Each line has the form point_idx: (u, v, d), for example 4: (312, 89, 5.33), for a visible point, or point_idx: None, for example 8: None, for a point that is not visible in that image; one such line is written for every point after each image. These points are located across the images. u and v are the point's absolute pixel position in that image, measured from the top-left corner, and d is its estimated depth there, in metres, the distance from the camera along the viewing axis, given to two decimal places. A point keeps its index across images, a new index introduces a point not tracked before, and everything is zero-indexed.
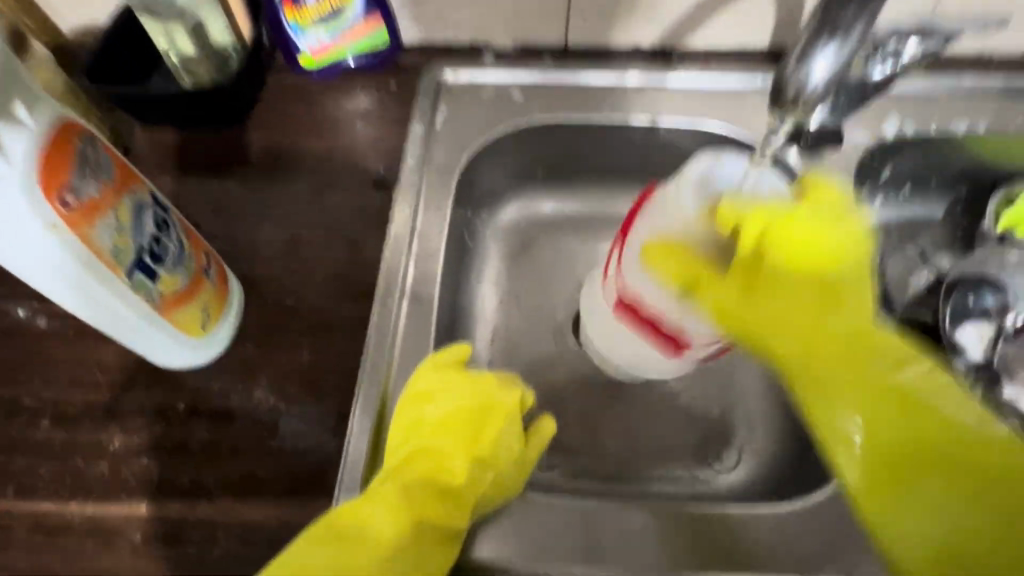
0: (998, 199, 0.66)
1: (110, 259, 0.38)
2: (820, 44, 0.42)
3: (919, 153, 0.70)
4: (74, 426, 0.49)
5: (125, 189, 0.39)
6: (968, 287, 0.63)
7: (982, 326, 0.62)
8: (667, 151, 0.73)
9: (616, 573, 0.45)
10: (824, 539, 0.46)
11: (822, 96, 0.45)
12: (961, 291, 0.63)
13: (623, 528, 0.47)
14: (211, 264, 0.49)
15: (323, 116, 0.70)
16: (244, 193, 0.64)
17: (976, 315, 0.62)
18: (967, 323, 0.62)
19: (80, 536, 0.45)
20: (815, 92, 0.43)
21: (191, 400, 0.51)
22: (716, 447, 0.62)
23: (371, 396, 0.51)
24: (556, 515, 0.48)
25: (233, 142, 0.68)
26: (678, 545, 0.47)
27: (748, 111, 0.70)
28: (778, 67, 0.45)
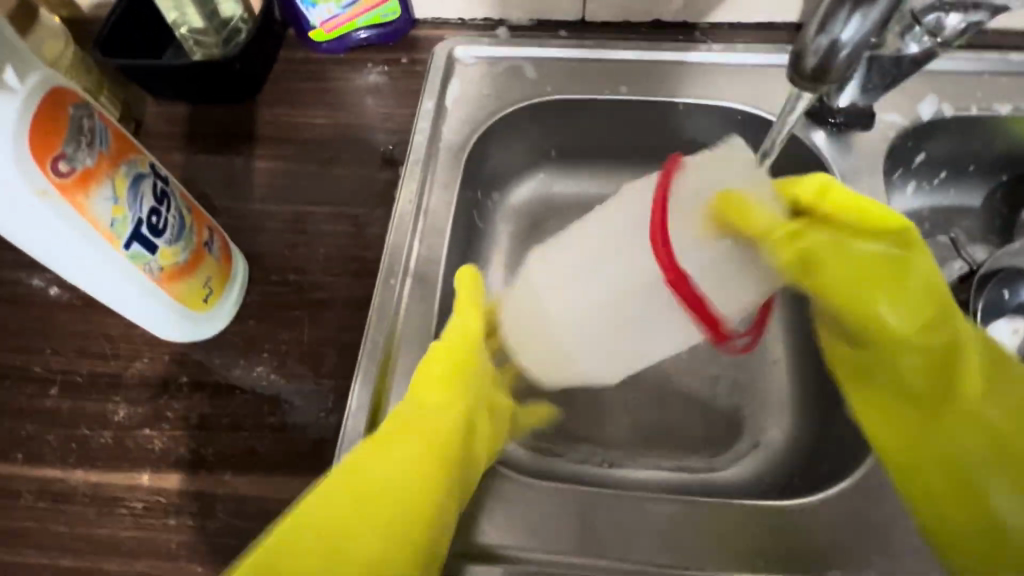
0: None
1: (107, 229, 0.38)
2: (843, 13, 0.38)
3: (957, 136, 0.66)
4: (81, 396, 0.50)
5: (122, 159, 0.39)
6: (1005, 280, 0.59)
7: (1016, 321, 0.59)
8: (686, 131, 0.70)
9: (614, 562, 0.44)
10: (834, 538, 0.44)
11: (846, 70, 0.40)
12: (997, 283, 0.59)
13: (624, 517, 0.46)
14: (214, 239, 0.49)
15: (333, 90, 0.69)
16: (252, 168, 0.64)
17: (1012, 310, 0.59)
18: (1000, 318, 0.59)
19: (84, 503, 0.46)
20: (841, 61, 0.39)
21: (194, 373, 0.51)
22: (726, 438, 0.60)
23: (370, 375, 0.50)
24: (555, 500, 0.47)
25: (242, 116, 0.67)
26: (680, 537, 0.45)
27: (772, 89, 0.66)
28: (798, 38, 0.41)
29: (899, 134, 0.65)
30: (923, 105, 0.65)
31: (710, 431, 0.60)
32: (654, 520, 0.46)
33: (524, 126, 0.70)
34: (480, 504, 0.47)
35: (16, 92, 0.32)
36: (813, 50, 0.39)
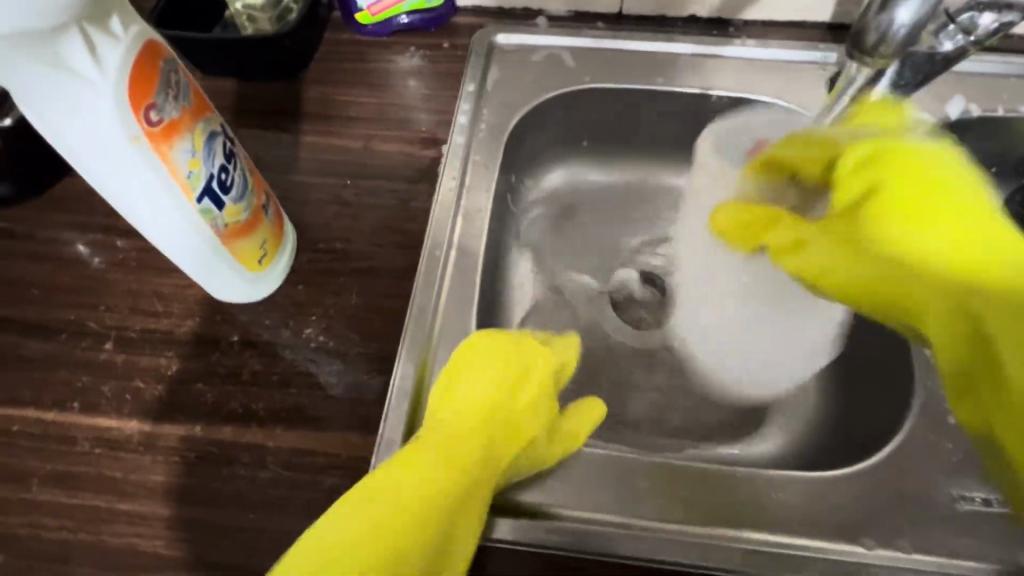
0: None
1: (184, 181, 0.40)
2: None
3: (982, 137, 0.68)
4: (135, 350, 0.52)
5: (201, 115, 0.40)
6: None
7: None
8: (717, 123, 0.72)
9: (652, 524, 0.46)
10: (864, 508, 0.46)
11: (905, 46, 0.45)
12: None
13: (660, 482, 0.47)
14: (269, 204, 0.51)
15: (376, 72, 0.71)
16: (298, 142, 0.66)
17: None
18: None
19: (138, 451, 0.47)
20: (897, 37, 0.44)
21: (244, 333, 0.53)
22: (753, 419, 0.61)
23: (417, 339, 0.52)
24: (596, 467, 0.48)
25: (287, 93, 0.69)
26: (715, 502, 0.47)
27: (804, 84, 0.68)
28: (862, 14, 0.46)
29: (929, 132, 0.66)
30: (951, 105, 0.67)
31: (737, 412, 0.62)
32: (689, 486, 0.47)
33: (561, 114, 0.72)
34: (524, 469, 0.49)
35: (120, 40, 0.34)
36: (873, 27, 0.45)
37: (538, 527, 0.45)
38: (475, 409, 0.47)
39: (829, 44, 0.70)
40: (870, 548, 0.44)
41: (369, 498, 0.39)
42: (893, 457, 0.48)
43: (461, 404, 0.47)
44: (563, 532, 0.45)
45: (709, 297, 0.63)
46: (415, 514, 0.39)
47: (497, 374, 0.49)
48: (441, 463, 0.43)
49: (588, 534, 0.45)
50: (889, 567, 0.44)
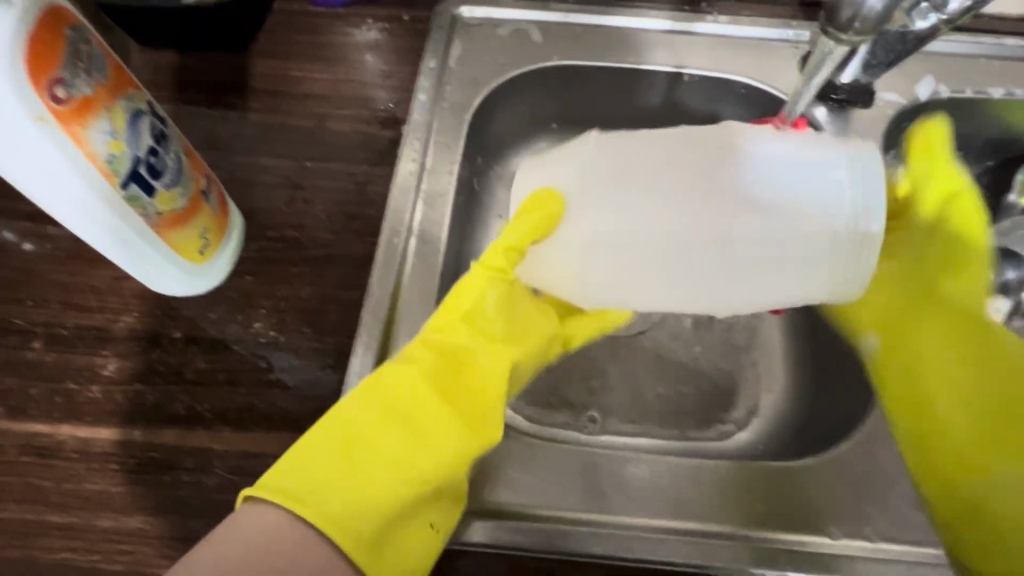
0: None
1: (104, 165, 0.36)
2: None
3: (949, 119, 0.68)
4: (67, 348, 0.48)
5: (120, 92, 0.37)
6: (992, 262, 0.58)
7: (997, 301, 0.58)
8: (689, 103, 0.70)
9: (620, 519, 0.44)
10: (830, 496, 0.45)
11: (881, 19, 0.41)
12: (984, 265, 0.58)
13: (627, 475, 0.46)
14: (211, 189, 0.47)
15: (330, 46, 0.66)
16: (248, 121, 0.61)
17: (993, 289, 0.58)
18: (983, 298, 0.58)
19: (71, 458, 0.44)
20: (872, 12, 0.40)
21: (187, 329, 0.49)
22: (723, 405, 0.60)
23: (374, 335, 0.49)
24: (563, 460, 0.46)
25: (234, 68, 0.64)
26: (685, 493, 0.45)
27: (778, 63, 0.66)
28: None
29: (896, 116, 0.65)
30: (921, 86, 0.66)
31: (708, 400, 0.60)
32: (655, 478, 0.46)
33: (528, 93, 0.69)
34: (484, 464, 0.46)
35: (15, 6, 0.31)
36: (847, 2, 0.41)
37: (504, 528, 0.43)
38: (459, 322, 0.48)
39: (802, 22, 0.68)
40: (837, 537, 0.44)
41: (347, 445, 0.41)
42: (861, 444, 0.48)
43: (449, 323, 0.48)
44: (530, 532, 0.43)
45: (623, 189, 0.42)
46: (416, 459, 0.42)
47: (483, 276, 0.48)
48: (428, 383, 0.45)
49: (556, 531, 0.43)
50: (858, 557, 0.43)
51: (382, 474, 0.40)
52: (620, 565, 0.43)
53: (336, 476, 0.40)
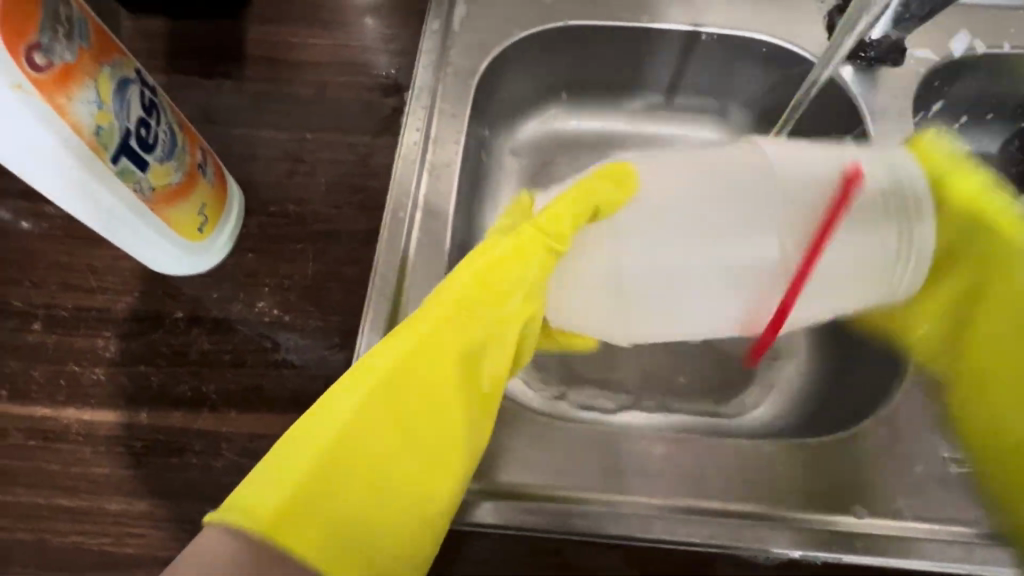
0: None
1: (91, 137, 0.34)
2: None
3: (983, 77, 0.64)
4: (68, 330, 0.47)
5: (103, 58, 0.35)
6: None
7: None
8: (707, 63, 0.66)
9: (636, 498, 0.43)
10: (854, 474, 0.44)
11: None
12: None
13: (643, 455, 0.45)
14: (207, 162, 0.45)
15: (329, 10, 0.63)
16: (245, 90, 0.59)
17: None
18: None
19: (77, 441, 0.43)
20: None
21: (190, 308, 0.48)
22: (745, 382, 0.58)
23: (381, 313, 0.48)
24: (577, 437, 0.45)
25: (227, 34, 0.61)
26: (705, 471, 0.44)
27: (801, 20, 0.63)
28: None
29: (929, 70, 0.63)
30: (955, 41, 0.63)
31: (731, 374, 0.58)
32: (671, 456, 0.45)
33: (537, 57, 0.66)
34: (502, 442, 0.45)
35: None
36: None
37: (522, 511, 0.42)
38: (499, 300, 0.41)
39: None
40: (863, 517, 0.42)
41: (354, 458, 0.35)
42: (885, 420, 0.46)
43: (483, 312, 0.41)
44: (542, 513, 0.42)
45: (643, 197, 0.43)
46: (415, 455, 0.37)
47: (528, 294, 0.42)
48: (449, 405, 0.39)
49: (571, 510, 0.42)
50: (882, 535, 0.42)
51: (381, 496, 0.35)
52: (636, 544, 0.42)
53: (336, 496, 0.33)
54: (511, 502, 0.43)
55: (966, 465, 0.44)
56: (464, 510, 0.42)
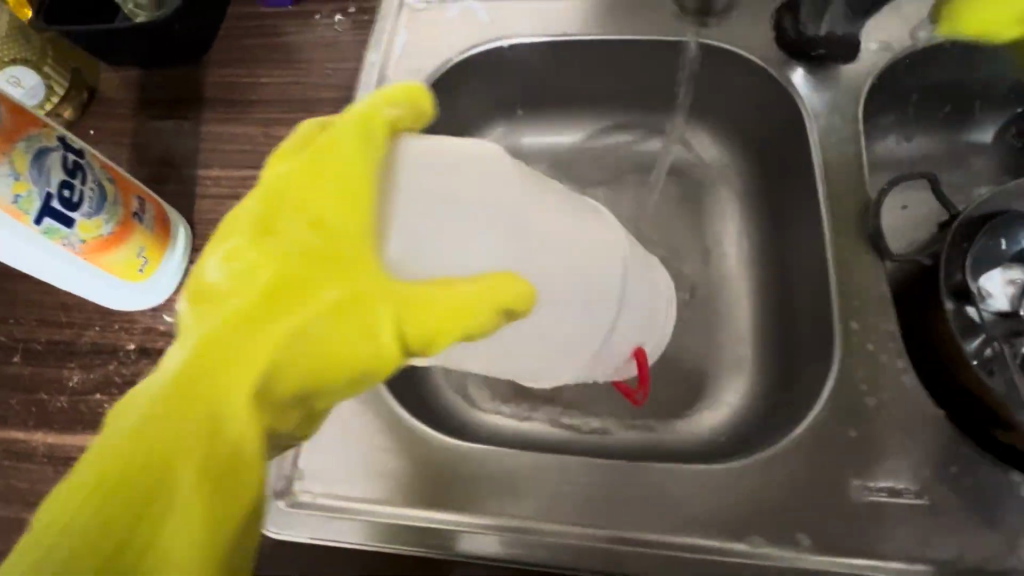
0: None
1: (10, 205, 0.40)
2: None
3: (953, 67, 0.60)
4: (40, 362, 0.53)
5: (18, 135, 0.40)
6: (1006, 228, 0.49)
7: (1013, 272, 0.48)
8: (654, 70, 0.65)
9: (533, 521, 0.44)
10: (754, 502, 0.42)
11: None
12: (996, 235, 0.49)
13: (546, 481, 0.45)
14: (146, 209, 0.50)
15: (284, 49, 0.67)
16: (203, 131, 0.63)
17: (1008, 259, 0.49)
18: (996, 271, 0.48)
19: (43, 461, 0.49)
20: None
21: (141, 340, 0.53)
22: (688, 400, 0.60)
23: None
24: (488, 464, 0.46)
25: (192, 79, 0.66)
26: (604, 498, 0.44)
27: (746, 21, 0.61)
28: None
29: (889, 63, 0.58)
30: (918, 31, 0.59)
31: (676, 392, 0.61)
32: (573, 481, 0.45)
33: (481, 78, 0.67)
34: (427, 471, 0.46)
35: None
36: None
37: (445, 537, 0.44)
38: (297, 261, 0.29)
39: None
40: (759, 546, 0.41)
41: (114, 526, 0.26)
42: (798, 446, 0.44)
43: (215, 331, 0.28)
44: (523, 544, 0.43)
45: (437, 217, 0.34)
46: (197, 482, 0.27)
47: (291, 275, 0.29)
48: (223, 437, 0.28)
49: (479, 536, 0.43)
50: (779, 566, 0.41)
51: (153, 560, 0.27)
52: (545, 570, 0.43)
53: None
54: (436, 529, 0.44)
55: (879, 494, 0.42)
56: (464, 545, 0.43)
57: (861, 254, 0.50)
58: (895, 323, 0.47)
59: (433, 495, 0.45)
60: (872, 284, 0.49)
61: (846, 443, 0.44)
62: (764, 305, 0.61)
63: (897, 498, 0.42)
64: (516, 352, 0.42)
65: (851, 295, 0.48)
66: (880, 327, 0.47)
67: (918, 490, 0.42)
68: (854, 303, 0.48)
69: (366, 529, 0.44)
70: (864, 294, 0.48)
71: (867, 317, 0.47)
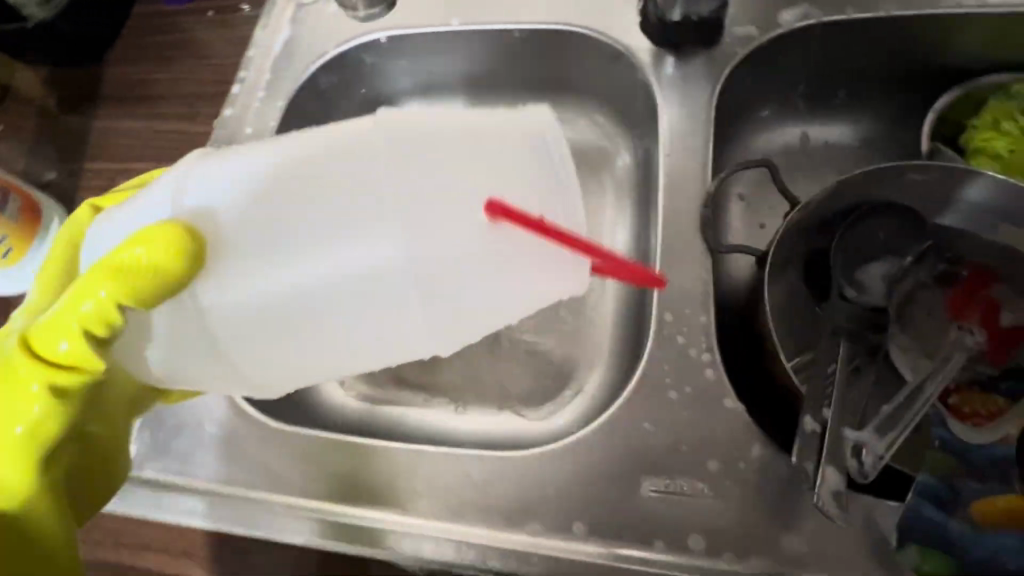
0: (934, 109, 0.57)
1: None
2: None
3: (826, 50, 0.58)
4: None
5: None
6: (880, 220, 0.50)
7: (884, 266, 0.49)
8: (531, 60, 0.65)
9: (337, 503, 0.44)
10: (539, 491, 0.42)
11: None
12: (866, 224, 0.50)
13: (353, 464, 0.45)
14: (10, 201, 0.54)
15: (178, 44, 0.70)
16: (102, 128, 0.67)
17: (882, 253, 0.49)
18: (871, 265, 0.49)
19: None
20: None
21: None
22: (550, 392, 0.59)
23: None
24: (303, 445, 0.46)
25: (93, 76, 0.70)
26: (403, 482, 0.44)
27: (613, 9, 0.60)
28: None
29: (752, 49, 0.57)
30: (790, 12, 0.57)
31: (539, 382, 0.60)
32: (384, 466, 0.45)
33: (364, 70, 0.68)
34: (241, 450, 0.47)
35: None
36: None
37: (260, 516, 0.45)
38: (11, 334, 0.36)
39: None
40: (536, 534, 0.41)
41: None
42: (593, 437, 0.44)
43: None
44: (463, 547, 0.42)
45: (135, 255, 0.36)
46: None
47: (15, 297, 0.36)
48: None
49: (287, 515, 0.44)
50: (553, 557, 0.40)
51: None
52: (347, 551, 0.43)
53: None
54: (248, 507, 0.45)
55: (663, 489, 0.41)
56: (392, 545, 0.43)
57: (692, 244, 0.50)
58: (708, 314, 0.46)
59: (248, 475, 0.46)
60: (694, 276, 0.48)
61: (640, 435, 0.43)
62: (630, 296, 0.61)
63: (680, 494, 0.41)
64: (362, 321, 0.37)
65: (671, 286, 0.48)
66: (694, 319, 0.46)
67: (704, 487, 0.41)
68: (672, 294, 0.47)
69: (287, 527, 0.44)
70: (684, 285, 0.47)
71: (682, 309, 0.47)
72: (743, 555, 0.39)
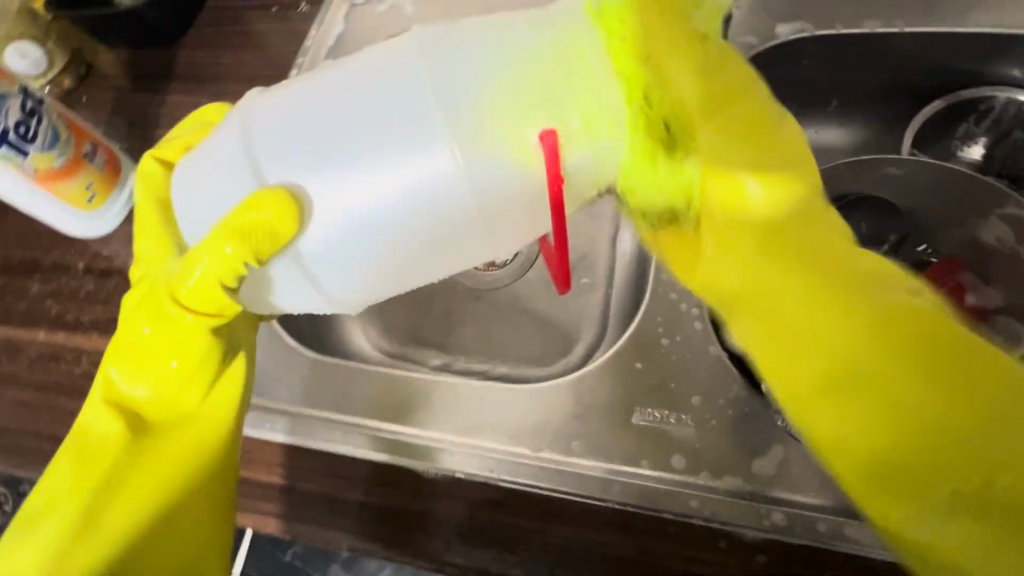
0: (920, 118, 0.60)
1: None
2: None
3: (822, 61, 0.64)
4: (11, 274, 0.65)
5: None
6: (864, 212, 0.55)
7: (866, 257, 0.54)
8: None
9: (364, 420, 0.51)
10: (541, 416, 0.49)
11: None
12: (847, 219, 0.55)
13: (376, 389, 0.52)
14: (98, 153, 0.61)
15: (243, 35, 0.79)
16: (173, 102, 0.76)
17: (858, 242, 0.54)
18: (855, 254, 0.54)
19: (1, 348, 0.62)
20: None
21: (88, 261, 0.64)
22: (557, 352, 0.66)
23: None
24: (336, 371, 0.53)
25: (167, 58, 0.79)
26: (420, 405, 0.51)
27: None
28: None
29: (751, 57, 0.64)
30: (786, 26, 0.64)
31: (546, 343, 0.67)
32: (405, 390, 0.52)
33: None
34: (281, 375, 0.54)
35: None
36: None
37: (297, 429, 0.51)
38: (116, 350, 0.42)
39: None
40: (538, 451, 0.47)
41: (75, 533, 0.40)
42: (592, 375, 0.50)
43: (128, 363, 0.41)
44: (501, 462, 0.47)
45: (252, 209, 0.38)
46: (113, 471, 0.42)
47: (198, 287, 0.37)
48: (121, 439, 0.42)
49: (320, 428, 0.51)
50: (551, 470, 0.47)
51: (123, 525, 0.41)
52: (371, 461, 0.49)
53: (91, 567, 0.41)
54: (285, 420, 0.51)
55: (651, 418, 0.47)
56: (441, 459, 0.48)
57: None
58: None
59: (289, 395, 0.53)
60: None
61: (632, 373, 0.49)
62: (631, 271, 0.67)
63: (665, 422, 0.47)
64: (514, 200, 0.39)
65: None
66: None
67: (688, 417, 0.47)
68: None
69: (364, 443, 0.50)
70: None
71: (676, 271, 0.53)
72: (716, 475, 0.44)
